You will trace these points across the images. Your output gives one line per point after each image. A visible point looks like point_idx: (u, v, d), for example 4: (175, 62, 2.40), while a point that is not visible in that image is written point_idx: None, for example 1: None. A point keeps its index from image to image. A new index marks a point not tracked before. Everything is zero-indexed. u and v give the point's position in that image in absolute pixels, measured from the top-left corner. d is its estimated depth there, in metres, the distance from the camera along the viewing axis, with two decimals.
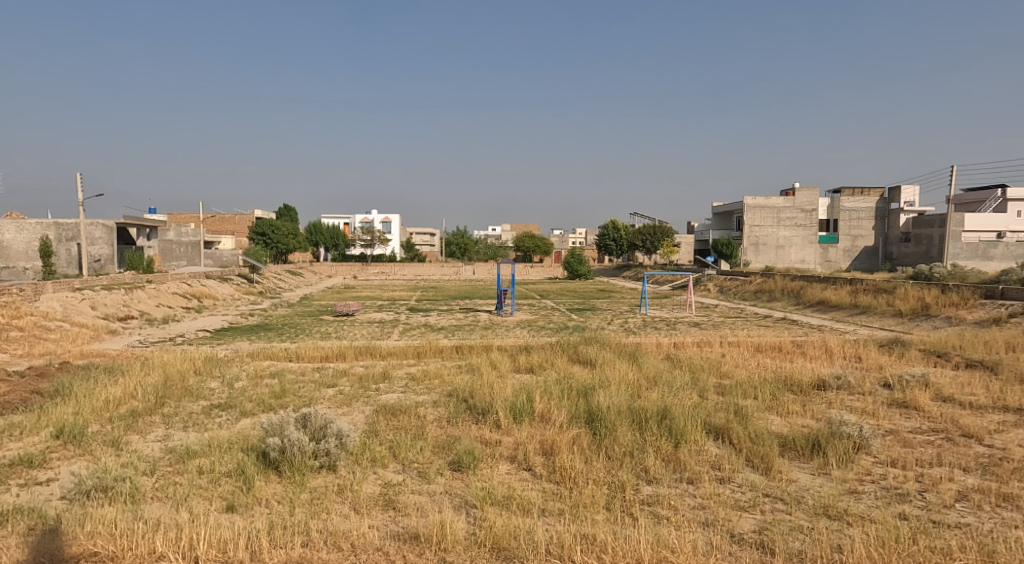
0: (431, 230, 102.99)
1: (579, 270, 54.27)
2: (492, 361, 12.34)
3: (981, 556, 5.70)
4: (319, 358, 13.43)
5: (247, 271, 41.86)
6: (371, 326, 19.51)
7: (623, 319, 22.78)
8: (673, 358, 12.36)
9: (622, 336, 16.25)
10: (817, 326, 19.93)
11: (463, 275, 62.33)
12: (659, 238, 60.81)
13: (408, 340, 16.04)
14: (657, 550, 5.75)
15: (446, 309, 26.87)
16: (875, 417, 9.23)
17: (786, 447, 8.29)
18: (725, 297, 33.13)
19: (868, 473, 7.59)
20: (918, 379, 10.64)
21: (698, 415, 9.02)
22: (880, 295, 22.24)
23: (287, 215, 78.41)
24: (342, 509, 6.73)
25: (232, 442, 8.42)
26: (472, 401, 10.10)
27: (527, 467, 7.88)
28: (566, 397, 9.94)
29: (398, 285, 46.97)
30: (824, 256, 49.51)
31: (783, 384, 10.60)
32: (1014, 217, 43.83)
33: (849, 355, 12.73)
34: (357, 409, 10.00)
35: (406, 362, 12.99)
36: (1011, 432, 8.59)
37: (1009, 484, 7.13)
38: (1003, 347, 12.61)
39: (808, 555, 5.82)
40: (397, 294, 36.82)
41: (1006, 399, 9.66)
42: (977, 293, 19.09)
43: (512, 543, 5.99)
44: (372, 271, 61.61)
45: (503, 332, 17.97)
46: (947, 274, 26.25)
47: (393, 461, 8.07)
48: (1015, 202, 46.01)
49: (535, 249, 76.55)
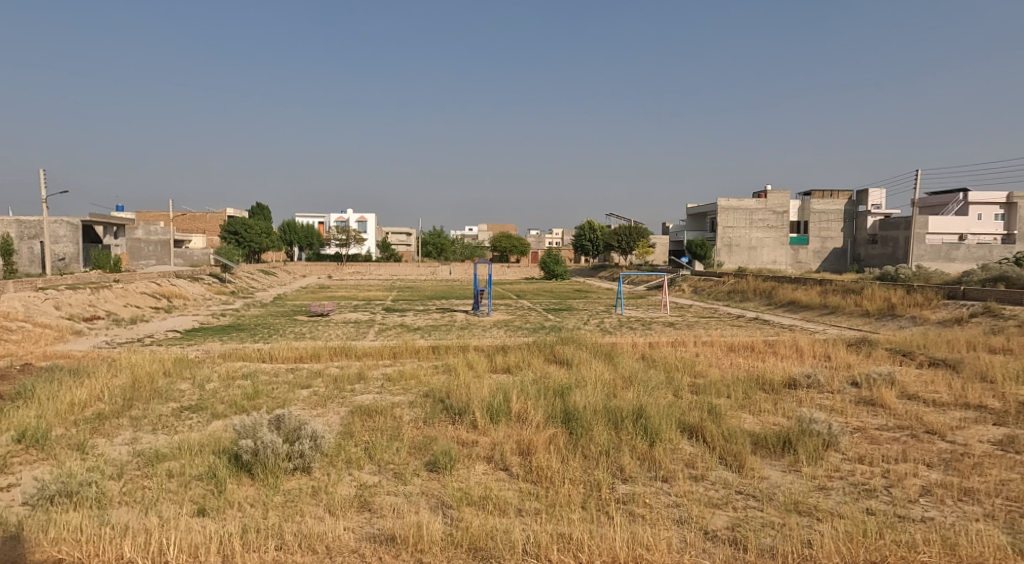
0: (407, 231, 102.66)
1: (556, 270, 54.48)
2: (469, 360, 12.30)
3: (943, 549, 5.88)
4: (293, 359, 13.20)
5: (219, 269, 41.05)
6: (346, 326, 19.33)
7: (599, 318, 23.06)
8: (648, 357, 12.49)
9: (597, 336, 16.31)
10: (788, 326, 20.41)
11: (440, 275, 62.16)
12: (635, 239, 61.22)
13: (384, 340, 15.91)
14: (632, 548, 5.83)
15: (423, 309, 26.61)
16: (844, 415, 9.44)
17: (759, 445, 8.47)
18: (699, 297, 33.71)
19: (837, 469, 7.81)
20: (884, 377, 10.92)
21: (673, 414, 9.16)
22: (848, 296, 22.78)
23: (260, 213, 77.08)
24: (317, 511, 6.70)
25: (204, 444, 8.31)
26: (449, 401, 10.09)
27: (503, 467, 7.95)
28: (542, 397, 9.98)
29: (373, 285, 46.57)
30: (795, 257, 50.57)
31: (755, 383, 10.77)
32: (975, 220, 45.25)
33: (819, 354, 12.99)
34: (332, 409, 9.94)
35: (382, 362, 12.87)
36: (971, 428, 8.90)
37: (970, 479, 7.41)
38: (965, 346, 12.97)
39: (779, 550, 5.96)
40: (373, 294, 36.35)
41: (967, 396, 9.98)
42: (940, 294, 19.61)
43: (489, 543, 6.02)
44: (348, 271, 60.93)
45: (479, 332, 18.03)
46: (911, 274, 26.94)
47: (368, 462, 8.05)
48: (975, 206, 47.14)
49: (512, 250, 76.64)
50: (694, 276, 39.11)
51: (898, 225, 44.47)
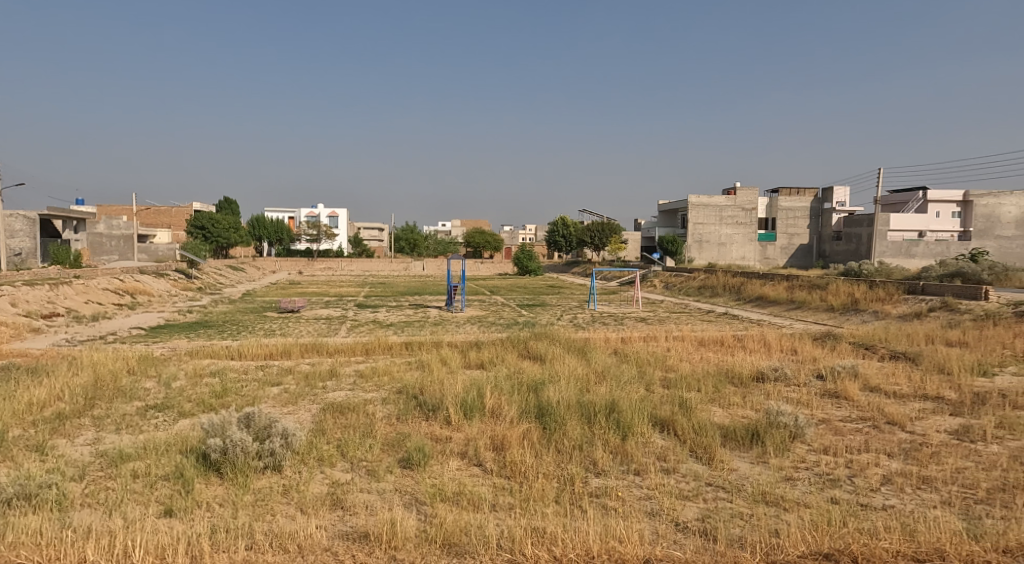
0: (379, 226, 101.75)
1: (529, 265, 54.41)
2: (442, 357, 12.25)
3: (903, 536, 6.09)
4: (263, 356, 12.99)
5: (185, 265, 40.11)
6: (317, 323, 19.08)
7: (572, 313, 23.20)
8: (620, 352, 12.63)
9: (570, 331, 16.41)
10: (756, 320, 20.82)
11: (412, 270, 61.73)
12: (608, 235, 61.64)
13: (356, 337, 15.75)
14: (605, 541, 5.91)
15: (396, 305, 26.40)
16: (810, 407, 9.69)
17: (728, 438, 8.66)
18: (670, 292, 34.14)
19: (802, 460, 8.02)
20: (848, 370, 11.23)
21: (645, 408, 9.29)
22: (814, 291, 23.33)
23: (227, 207, 75.59)
24: (287, 510, 6.63)
25: (170, 443, 8.14)
26: (422, 397, 10.06)
27: (477, 462, 7.97)
28: (515, 392, 10.02)
29: (344, 281, 46.01)
30: (763, 253, 51.55)
31: (725, 377, 10.98)
32: (933, 218, 46.91)
33: (786, 348, 13.29)
34: (303, 407, 9.83)
35: (354, 359, 12.75)
36: (930, 418, 9.23)
37: (928, 468, 7.69)
38: (924, 340, 13.41)
39: (748, 540, 6.10)
40: (345, 290, 35.96)
41: (926, 387, 10.33)
42: (900, 289, 20.21)
43: (463, 539, 6.03)
44: (319, 267, 60.12)
45: (453, 328, 17.98)
46: (873, 270, 27.77)
47: (341, 459, 7.99)
48: (934, 203, 48.41)
49: (486, 245, 76.58)
50: (665, 271, 39.56)
51: (862, 222, 45.76)
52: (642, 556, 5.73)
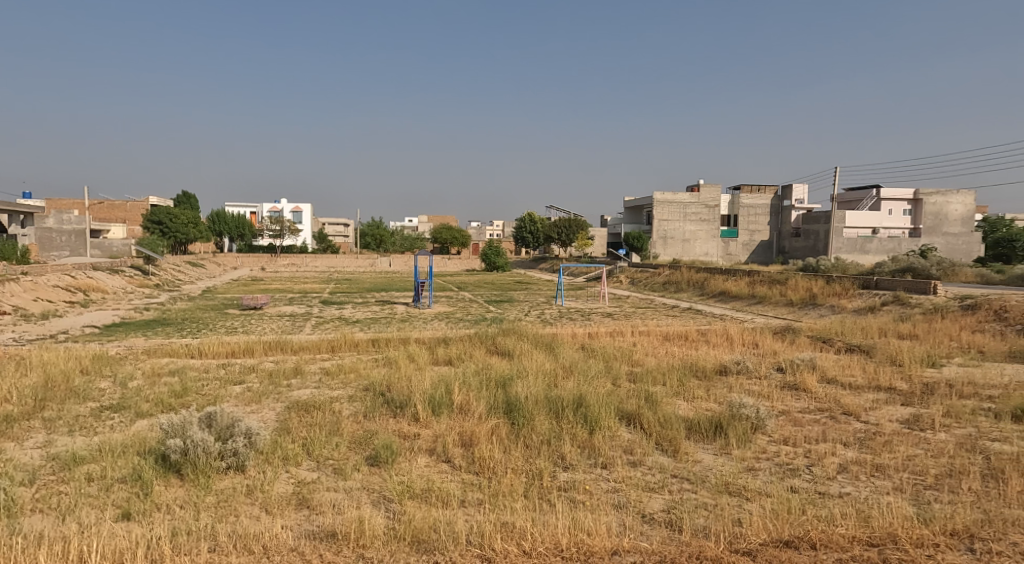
0: (343, 222, 100.35)
1: (497, 261, 54.56)
2: (410, 353, 12.16)
3: (859, 521, 6.32)
4: (224, 354, 12.69)
5: (141, 261, 38.83)
6: (281, 320, 18.70)
7: (540, 309, 23.29)
8: (587, 347, 12.74)
9: (538, 327, 16.47)
10: (719, 315, 21.27)
11: (378, 266, 61.02)
12: (575, 231, 62.03)
13: (321, 334, 15.49)
14: (573, 534, 5.97)
15: (362, 301, 26.09)
16: (770, 399, 9.96)
17: (692, 430, 8.84)
18: (635, 287, 34.56)
19: (763, 451, 8.25)
20: (806, 363, 11.58)
21: (612, 402, 9.42)
22: (774, 286, 23.92)
23: (185, 202, 73.49)
24: (252, 510, 6.51)
25: (127, 445, 7.90)
26: (389, 395, 9.98)
27: (446, 459, 7.95)
28: (483, 388, 10.03)
29: (308, 277, 45.21)
30: (726, 249, 52.57)
31: (689, 370, 11.19)
32: (886, 215, 48.80)
33: (747, 342, 13.61)
34: (267, 406, 9.65)
35: (319, 356, 12.56)
36: (883, 408, 9.59)
37: (882, 456, 7.99)
38: (878, 333, 13.91)
39: (712, 529, 6.25)
40: (310, 287, 35.35)
41: (879, 378, 10.73)
42: (855, 284, 20.89)
43: (431, 535, 6.02)
44: (282, 263, 58.95)
45: (420, 324, 17.86)
46: (830, 266, 28.62)
47: (306, 458, 7.89)
48: (888, 201, 49.73)
49: (453, 241, 76.30)
50: (631, 267, 39.98)
51: (821, 220, 47.24)
52: (610, 548, 5.81)
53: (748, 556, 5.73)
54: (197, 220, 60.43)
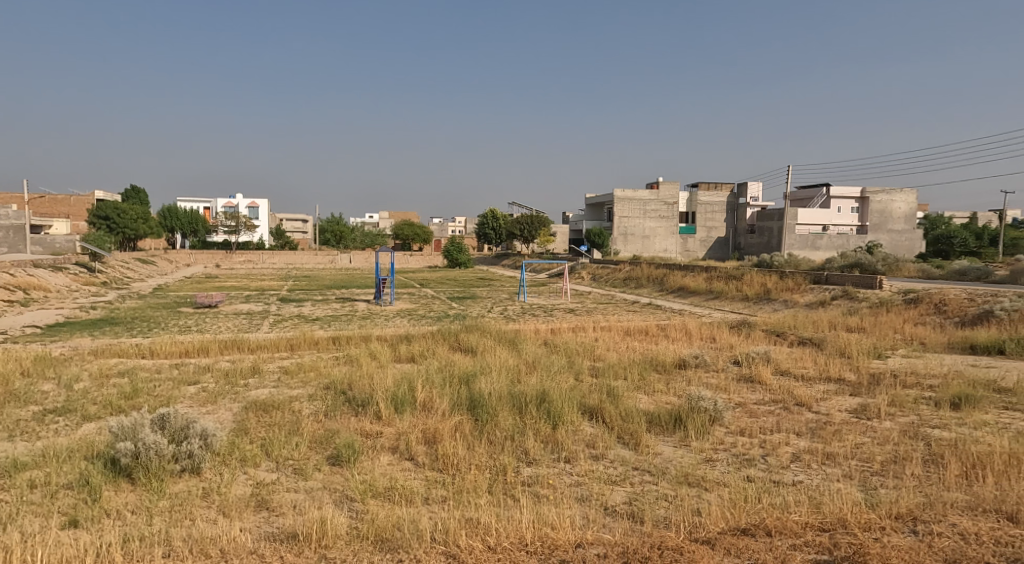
0: (302, 218, 98.51)
1: (459, 258, 54.36)
2: (372, 351, 12.02)
3: (811, 508, 6.55)
4: (177, 354, 12.29)
5: (88, 258, 37.24)
6: (237, 318, 18.21)
7: (503, 305, 23.31)
8: (550, 343, 12.83)
9: (501, 323, 16.50)
10: (678, 310, 21.70)
11: (338, 263, 59.98)
12: (537, 227, 62.31)
13: (280, 332, 15.17)
14: (537, 528, 6.02)
15: (322, 299, 25.63)
16: (727, 392, 10.24)
17: (652, 423, 9.02)
18: (597, 283, 34.93)
19: (721, 442, 8.47)
20: (761, 356, 11.94)
21: (575, 397, 9.53)
22: (731, 281, 24.52)
23: (134, 196, 70.86)
24: (208, 514, 6.35)
25: (74, 450, 7.59)
26: (351, 393, 9.86)
27: (409, 456, 7.91)
28: (447, 385, 10.00)
29: (264, 274, 44.16)
30: (684, 246, 53.58)
31: (650, 364, 11.40)
32: (836, 213, 50.54)
33: (705, 336, 13.93)
34: (224, 406, 9.41)
35: (278, 355, 12.29)
36: (833, 398, 9.96)
37: (832, 445, 8.30)
38: (828, 326, 14.42)
39: (672, 520, 6.39)
40: (266, 283, 34.49)
41: (830, 370, 11.14)
42: (807, 279, 21.60)
43: (395, 534, 5.98)
44: (238, 259, 57.38)
45: (383, 321, 17.65)
46: (783, 262, 29.53)
47: (265, 459, 7.73)
48: (837, 199, 51.48)
49: (415, 237, 75.75)
50: (593, 263, 40.35)
51: (776, 216, 48.96)
52: (574, 541, 5.87)
53: (707, 544, 5.87)
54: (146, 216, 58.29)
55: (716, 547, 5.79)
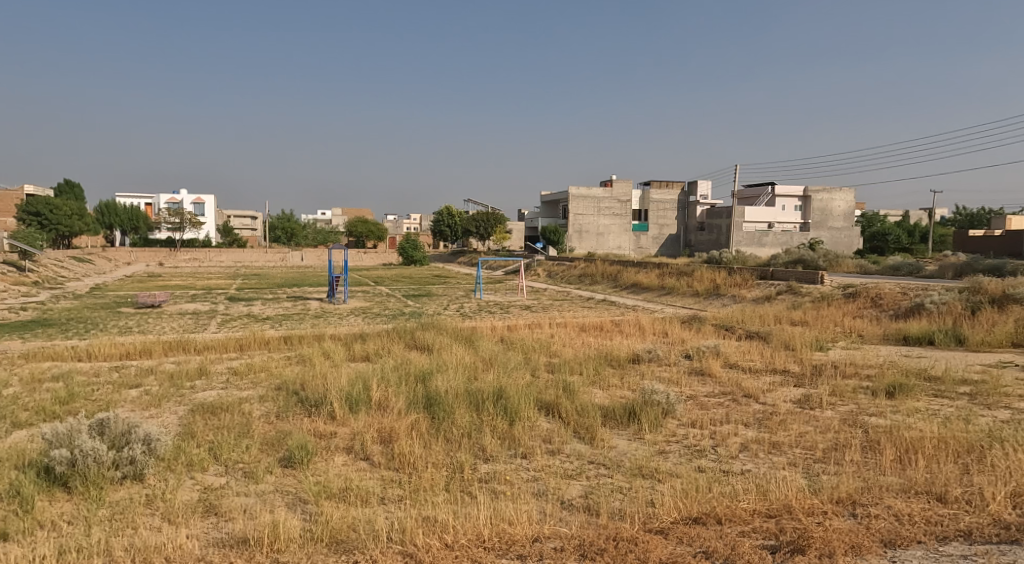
0: (250, 215, 95.79)
1: (415, 256, 53.82)
2: (325, 350, 11.79)
3: (758, 496, 6.78)
4: (118, 356, 11.76)
5: (19, 256, 35.22)
6: (182, 318, 17.54)
7: (459, 303, 23.22)
8: (507, 340, 12.85)
9: (457, 320, 16.44)
10: (632, 306, 22.07)
11: (291, 261, 58.39)
12: (493, 224, 62.31)
13: (228, 332, 14.70)
14: (495, 524, 6.03)
15: (272, 297, 24.95)
16: (679, 385, 10.50)
17: (607, 417, 9.17)
18: (553, 280, 35.17)
19: (673, 434, 8.68)
20: (711, 350, 12.27)
21: (531, 393, 9.58)
22: (682, 278, 25.10)
23: (68, 191, 67.39)
24: (152, 521, 6.11)
25: (4, 459, 7.18)
26: (304, 393, 9.65)
27: (364, 456, 7.80)
28: (403, 384, 9.90)
29: (210, 273, 42.65)
30: (637, 243, 54.35)
31: (604, 360, 11.57)
32: (780, 211, 52.50)
33: (658, 331, 14.22)
34: (168, 409, 9.06)
35: (226, 356, 11.90)
36: (779, 390, 10.34)
37: (777, 434, 8.62)
38: (774, 320, 14.94)
39: (626, 511, 6.51)
40: (213, 282, 33.48)
41: (776, 362, 11.54)
42: (754, 274, 22.30)
43: (350, 535, 5.89)
44: (183, 257, 55.21)
45: (336, 320, 17.32)
46: (733, 258, 30.46)
47: (213, 463, 7.49)
48: (781, 197, 53.11)
49: (370, 235, 74.72)
50: (547, 261, 40.63)
51: (724, 214, 50.60)
52: (532, 535, 5.90)
53: (662, 534, 5.99)
54: (81, 212, 55.65)
55: (670, 537, 5.91)
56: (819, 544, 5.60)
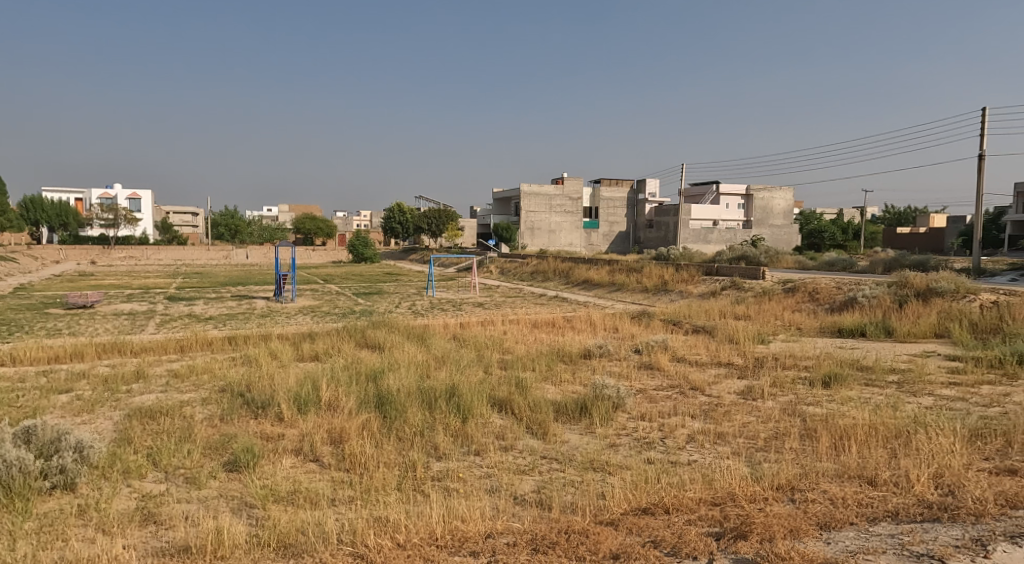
0: (189, 211, 92.05)
1: (366, 253, 52.93)
2: (272, 350, 11.45)
3: (704, 485, 6.99)
4: (46, 359, 11.08)
5: None
6: (117, 319, 16.69)
7: (411, 300, 22.96)
8: (459, 337, 12.80)
9: (410, 318, 16.25)
10: (583, 302, 22.34)
11: (234, 259, 56.25)
12: (444, 221, 61.87)
13: (168, 333, 14.07)
14: (448, 522, 6.00)
15: (215, 297, 24.04)
16: (629, 379, 10.71)
17: (559, 412, 9.27)
18: (505, 277, 35.20)
19: (623, 427, 8.84)
20: (660, 344, 12.56)
21: (484, 390, 9.58)
22: (631, 274, 25.55)
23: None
24: (84, 532, 5.80)
25: None
26: (250, 395, 9.35)
27: (313, 458, 7.63)
28: (353, 383, 9.73)
29: (147, 271, 40.73)
30: (589, 240, 55.13)
31: (556, 355, 11.67)
32: (725, 209, 53.90)
33: (608, 327, 14.44)
34: (102, 415, 8.62)
35: (165, 358, 11.40)
36: (723, 382, 10.68)
37: (722, 425, 8.90)
38: (719, 314, 15.40)
39: (578, 504, 6.59)
40: (151, 281, 32.10)
41: (720, 355, 11.92)
42: (699, 270, 22.91)
43: (299, 538, 5.75)
44: (117, 254, 52.48)
45: (284, 319, 16.83)
46: (680, 255, 31.23)
47: (152, 469, 7.18)
48: (725, 196, 54.83)
49: (318, 232, 73.01)
50: (500, 258, 40.64)
51: (671, 211, 51.90)
52: (484, 532, 5.89)
53: (612, 525, 6.08)
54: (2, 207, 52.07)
55: (619, 528, 6.00)
56: (759, 529, 5.71)
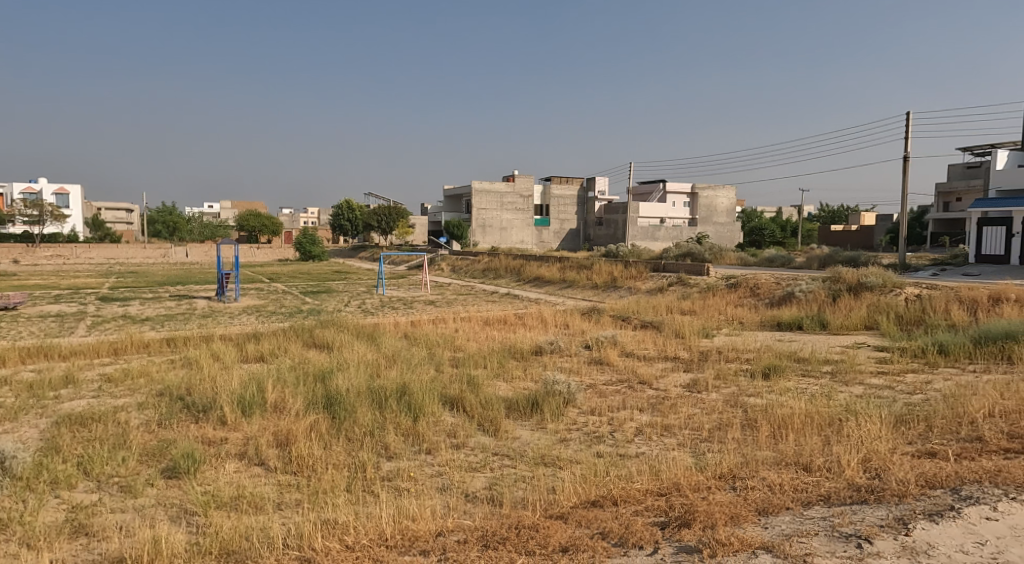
0: (121, 207, 87.56)
1: (313, 250, 51.55)
2: (214, 352, 11.03)
3: (651, 476, 7.15)
4: None
5: None
6: (43, 322, 15.70)
7: (361, 299, 22.53)
8: (411, 336, 12.64)
9: (361, 318, 15.93)
10: (534, 299, 22.46)
11: (172, 257, 53.68)
12: (394, 218, 60.92)
13: (100, 335, 13.33)
14: (398, 521, 5.92)
15: (153, 297, 22.95)
16: (579, 374, 10.84)
17: (511, 409, 9.29)
18: (457, 274, 34.99)
19: (574, 422, 8.94)
20: (609, 339, 12.76)
21: (435, 389, 9.50)
22: (582, 271, 25.84)
23: None
24: (7, 548, 5.43)
25: None
26: (190, 398, 8.98)
27: (258, 461, 7.39)
28: (301, 384, 9.48)
29: (78, 271, 38.50)
30: (540, 237, 55.54)
31: (507, 352, 11.69)
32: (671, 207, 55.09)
33: (559, 323, 14.56)
34: (27, 423, 8.10)
35: (98, 361, 10.80)
36: (670, 375, 10.95)
37: (669, 417, 9.13)
38: (666, 310, 15.76)
39: (528, 499, 6.62)
40: (82, 282, 30.36)
41: (667, 350, 12.20)
42: (647, 267, 23.37)
43: (242, 544, 5.56)
44: (43, 252, 49.30)
45: (227, 320, 16.21)
46: (628, 252, 31.81)
47: (83, 479, 6.81)
48: (671, 194, 56.11)
49: (262, 229, 70.73)
50: (451, 255, 40.35)
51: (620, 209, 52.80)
52: (435, 530, 5.84)
53: (561, 519, 6.13)
54: None
55: (569, 520, 6.05)
56: (702, 517, 5.86)
